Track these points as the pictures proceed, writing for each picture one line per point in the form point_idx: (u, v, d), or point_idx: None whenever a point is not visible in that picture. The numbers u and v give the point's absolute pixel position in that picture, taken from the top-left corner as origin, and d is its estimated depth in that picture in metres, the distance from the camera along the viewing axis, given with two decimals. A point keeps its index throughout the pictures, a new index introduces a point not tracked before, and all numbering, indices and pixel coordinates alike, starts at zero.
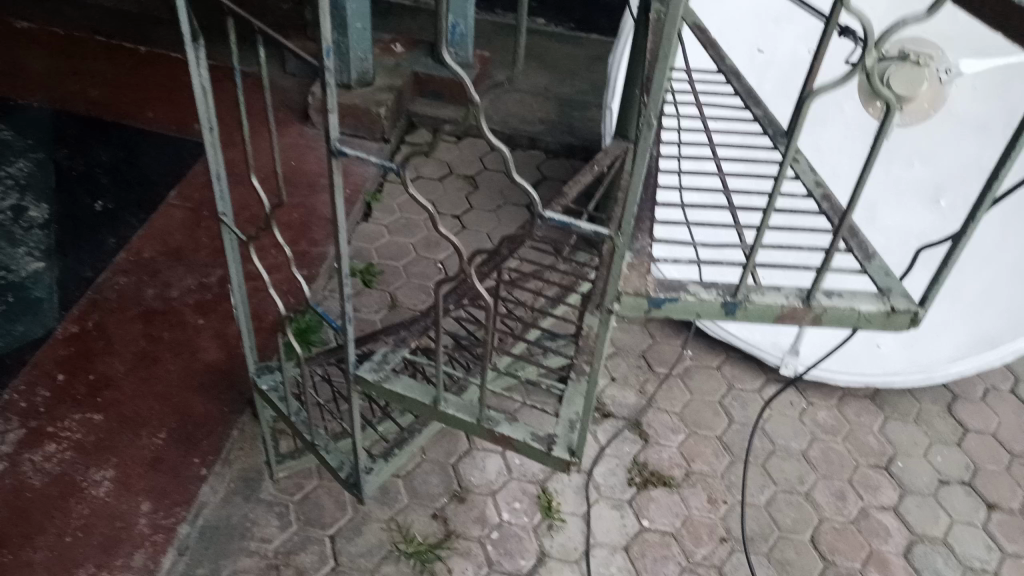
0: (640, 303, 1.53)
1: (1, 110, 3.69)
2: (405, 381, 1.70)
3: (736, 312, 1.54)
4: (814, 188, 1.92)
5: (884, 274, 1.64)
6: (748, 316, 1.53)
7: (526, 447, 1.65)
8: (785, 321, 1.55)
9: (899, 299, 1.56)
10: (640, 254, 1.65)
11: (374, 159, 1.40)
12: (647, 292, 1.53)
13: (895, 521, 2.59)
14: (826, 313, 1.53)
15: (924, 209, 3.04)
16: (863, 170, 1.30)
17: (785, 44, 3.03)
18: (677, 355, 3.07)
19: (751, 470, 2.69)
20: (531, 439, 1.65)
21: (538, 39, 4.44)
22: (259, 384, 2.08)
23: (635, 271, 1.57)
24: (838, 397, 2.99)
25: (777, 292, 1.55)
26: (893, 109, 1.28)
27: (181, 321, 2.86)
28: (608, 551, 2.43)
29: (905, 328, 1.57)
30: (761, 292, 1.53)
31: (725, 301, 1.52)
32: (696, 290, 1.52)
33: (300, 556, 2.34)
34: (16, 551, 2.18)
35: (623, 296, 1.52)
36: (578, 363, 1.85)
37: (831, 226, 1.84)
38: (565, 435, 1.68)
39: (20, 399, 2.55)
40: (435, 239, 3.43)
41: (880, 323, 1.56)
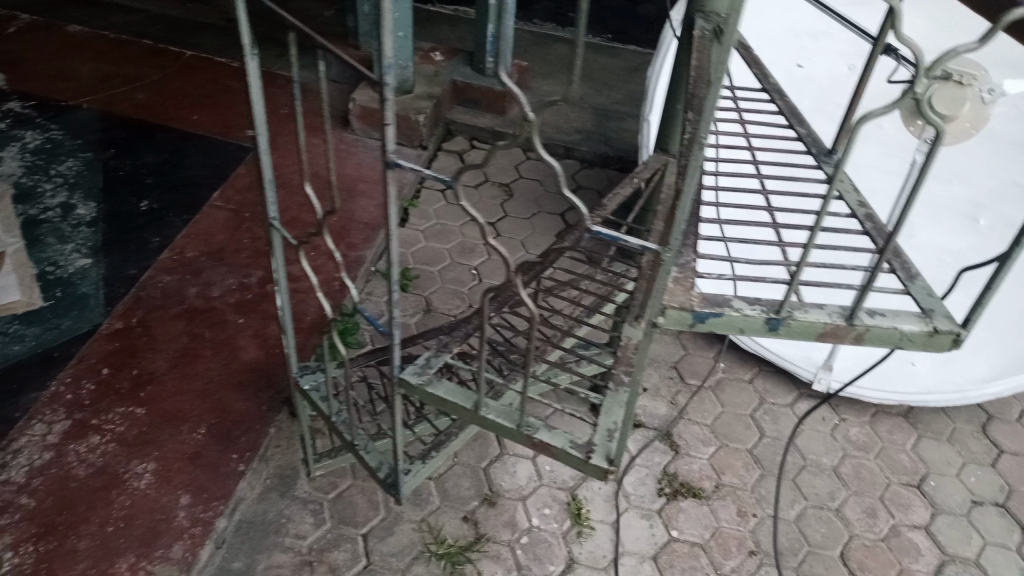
0: (684, 317, 1.55)
1: (52, 111, 3.80)
2: (445, 387, 1.74)
3: (779, 329, 1.57)
4: (858, 209, 1.95)
5: (926, 295, 1.66)
6: (791, 333, 1.56)
7: (565, 454, 1.66)
8: (827, 338, 1.58)
9: (942, 321, 1.58)
10: (686, 267, 1.66)
11: (427, 172, 1.40)
12: (691, 306, 1.55)
13: (927, 540, 2.58)
14: (869, 332, 1.55)
15: (962, 229, 3.02)
16: (913, 190, 1.36)
17: (823, 58, 3.03)
18: (709, 367, 3.08)
19: (781, 484, 2.69)
20: (569, 447, 1.66)
21: (575, 50, 4.50)
22: (302, 384, 2.13)
23: (680, 285, 1.59)
24: (870, 414, 2.98)
25: (819, 309, 1.57)
26: (940, 133, 1.31)
27: (222, 320, 2.92)
28: (637, 560, 2.45)
29: (947, 349, 1.59)
30: (804, 310, 1.56)
31: (768, 317, 1.55)
32: (740, 306, 1.56)
33: (333, 553, 2.38)
34: (61, 539, 2.24)
35: (668, 310, 1.55)
36: (618, 372, 1.84)
37: (875, 246, 1.85)
38: (603, 443, 1.68)
39: (66, 392, 2.62)
40: (470, 246, 3.47)
41: (922, 343, 1.58)
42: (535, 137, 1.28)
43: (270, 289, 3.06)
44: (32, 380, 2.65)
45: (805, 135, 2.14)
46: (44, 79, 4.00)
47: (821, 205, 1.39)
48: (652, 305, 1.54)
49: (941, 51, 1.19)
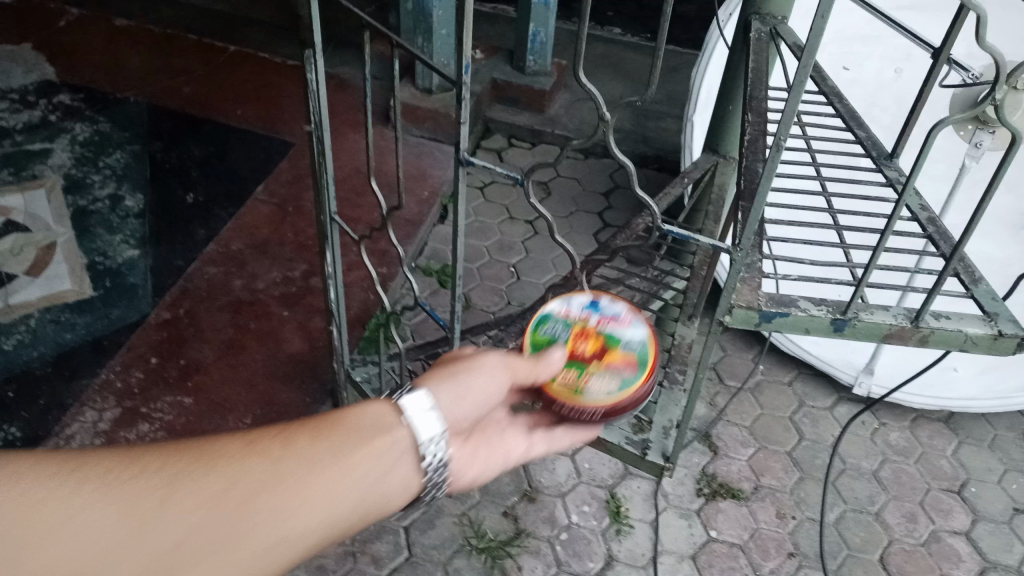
0: (751, 316, 1.56)
1: (101, 103, 3.88)
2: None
3: (844, 329, 1.59)
4: (920, 212, 1.97)
5: (991, 299, 1.66)
6: (857, 334, 1.58)
7: (623, 451, 1.91)
8: (892, 339, 1.60)
9: (1009, 324, 1.58)
10: (751, 268, 1.66)
11: (500, 170, 1.50)
12: (758, 306, 1.56)
13: (967, 546, 2.57)
14: (933, 335, 1.58)
15: (1012, 235, 2.99)
16: (986, 198, 1.47)
17: (872, 63, 3.03)
18: (749, 369, 3.08)
19: (821, 488, 2.69)
20: (627, 445, 1.92)
21: (614, 49, 4.51)
22: (354, 375, 2.31)
23: (747, 285, 1.60)
24: (910, 419, 2.97)
25: (886, 312, 1.59)
26: (1017, 143, 1.39)
27: (267, 312, 2.97)
28: (676, 559, 2.46)
29: (1010, 354, 1.59)
30: (871, 312, 1.58)
31: (835, 318, 1.57)
32: (806, 307, 1.57)
33: (375, 545, 2.42)
34: None
35: (735, 309, 1.56)
36: (672, 372, 2.13)
37: (939, 251, 1.86)
38: (659, 441, 1.94)
39: (116, 379, 2.68)
40: (508, 243, 3.50)
41: (986, 348, 1.58)
42: (611, 141, 1.34)
43: (314, 282, 3.10)
44: (84, 367, 2.70)
45: (865, 138, 2.16)
46: (92, 72, 4.08)
47: (889, 217, 1.48)
48: (720, 304, 1.56)
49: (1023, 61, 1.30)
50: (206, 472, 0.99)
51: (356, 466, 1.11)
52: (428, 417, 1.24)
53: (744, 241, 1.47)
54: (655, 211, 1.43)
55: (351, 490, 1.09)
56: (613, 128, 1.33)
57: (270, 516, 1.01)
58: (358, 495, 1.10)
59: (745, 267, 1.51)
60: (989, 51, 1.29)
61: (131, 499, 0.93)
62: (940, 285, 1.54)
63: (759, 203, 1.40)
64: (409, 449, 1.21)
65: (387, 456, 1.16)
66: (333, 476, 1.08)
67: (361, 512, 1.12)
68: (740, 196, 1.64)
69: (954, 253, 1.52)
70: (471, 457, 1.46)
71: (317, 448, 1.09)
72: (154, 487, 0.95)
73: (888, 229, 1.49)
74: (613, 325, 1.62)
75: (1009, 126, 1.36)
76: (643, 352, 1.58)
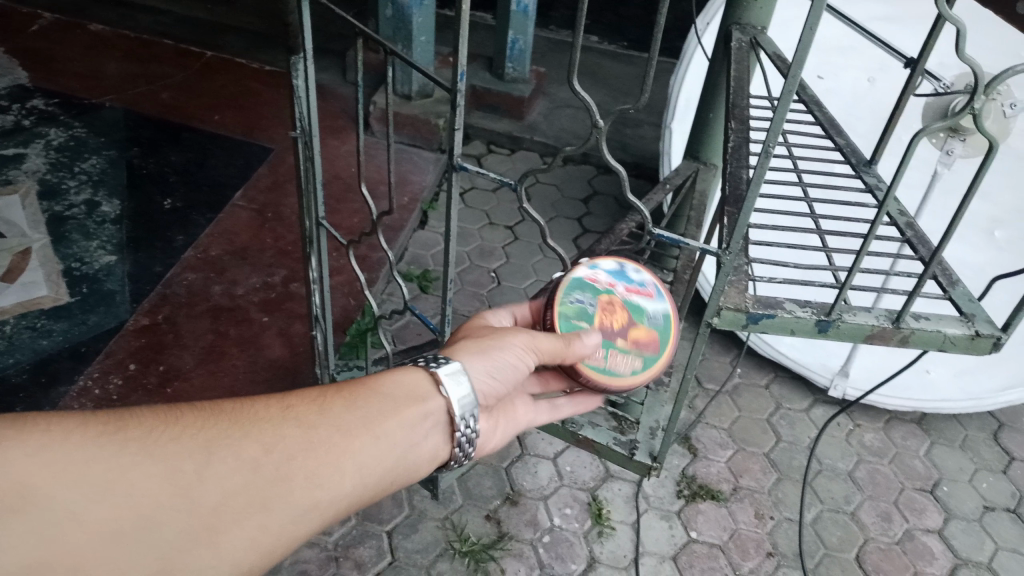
0: (738, 318, 1.60)
1: (76, 109, 3.84)
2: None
3: (827, 330, 1.63)
4: (898, 217, 2.02)
5: (967, 300, 1.71)
6: (841, 335, 1.62)
7: (610, 451, 1.94)
8: (874, 339, 1.64)
9: (985, 323, 1.63)
10: (737, 271, 1.70)
11: (493, 175, 1.51)
12: (745, 308, 1.60)
13: (941, 544, 2.63)
14: (914, 335, 1.62)
15: (980, 241, 3.07)
16: (962, 206, 1.51)
17: (845, 74, 3.10)
18: (727, 372, 3.12)
19: (799, 489, 2.73)
20: (614, 445, 1.94)
21: (591, 58, 4.57)
22: (340, 380, 2.32)
23: (733, 288, 1.63)
24: (885, 421, 3.03)
25: (868, 313, 1.64)
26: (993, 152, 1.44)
27: (248, 318, 2.96)
28: (657, 560, 2.49)
29: (988, 352, 1.64)
30: (853, 313, 1.62)
31: (819, 319, 1.60)
32: (791, 309, 1.61)
33: (358, 549, 2.42)
34: None
35: (723, 311, 1.59)
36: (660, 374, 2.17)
37: (917, 254, 1.91)
38: (646, 441, 1.98)
39: (94, 386, 2.65)
40: (489, 249, 3.52)
41: (964, 347, 1.63)
42: (603, 145, 1.36)
43: (294, 287, 3.10)
44: (62, 373, 2.68)
45: (844, 145, 2.22)
46: (68, 78, 4.04)
47: (871, 222, 1.51)
48: (708, 307, 1.58)
49: (1001, 73, 1.35)
50: (254, 434, 1.15)
51: (385, 432, 1.26)
52: (458, 389, 1.38)
53: (733, 244, 1.50)
54: (647, 215, 1.46)
55: (381, 458, 1.25)
56: (606, 135, 1.36)
57: (305, 475, 1.17)
58: (387, 463, 1.26)
59: (733, 270, 1.54)
60: (969, 62, 1.32)
61: (190, 455, 1.08)
62: (920, 287, 1.58)
63: (747, 210, 1.43)
64: (435, 421, 1.36)
65: (414, 426, 1.31)
66: (356, 444, 1.23)
67: (388, 477, 1.27)
68: (725, 201, 1.67)
69: (933, 256, 1.56)
70: (491, 429, 1.60)
71: (350, 417, 1.25)
72: (202, 448, 1.10)
73: (871, 235, 1.53)
74: (639, 294, 1.62)
75: (987, 134, 1.40)
76: (666, 325, 1.61)
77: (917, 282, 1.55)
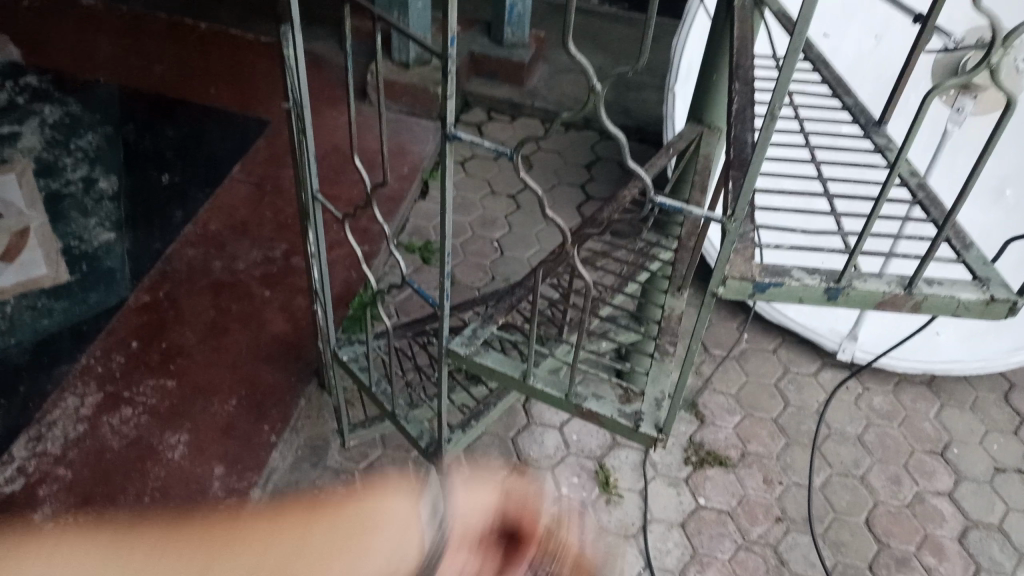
0: (745, 287, 1.56)
1: (70, 85, 3.79)
2: (492, 357, 1.89)
3: (837, 298, 1.59)
4: (911, 178, 1.97)
5: (983, 264, 1.67)
6: (851, 302, 1.58)
7: (615, 422, 1.84)
8: (885, 306, 1.61)
9: (1000, 289, 1.59)
10: (743, 238, 1.65)
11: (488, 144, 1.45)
12: (752, 277, 1.56)
13: (950, 506, 2.61)
14: (927, 301, 1.58)
15: (990, 200, 3.02)
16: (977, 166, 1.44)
17: (852, 31, 3.03)
18: (734, 338, 3.09)
19: (807, 453, 2.72)
20: (619, 416, 1.85)
21: (593, 20, 4.48)
22: (340, 354, 2.28)
23: (739, 255, 1.59)
24: (893, 383, 3.00)
25: (879, 279, 1.60)
26: (1012, 109, 1.38)
27: (249, 293, 2.94)
28: (664, 528, 2.48)
29: (1003, 318, 1.61)
30: (864, 280, 1.58)
31: (828, 287, 1.57)
32: (800, 276, 1.57)
33: None
34: (101, 510, 2.27)
35: (729, 280, 1.55)
36: (663, 344, 2.10)
37: (930, 217, 1.87)
38: (652, 414, 1.87)
39: (96, 365, 2.64)
40: (491, 218, 3.48)
41: (979, 312, 1.60)
42: (602, 110, 1.32)
43: (294, 261, 3.07)
44: (64, 352, 2.66)
45: (852, 105, 2.18)
46: (61, 53, 3.98)
47: (883, 185, 1.46)
48: (714, 276, 1.54)
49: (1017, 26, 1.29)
50: None
51: None
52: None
53: (738, 212, 1.46)
54: (649, 182, 1.44)
55: None
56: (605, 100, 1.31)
57: None
58: None
59: (739, 238, 1.50)
60: (986, 15, 1.26)
61: None
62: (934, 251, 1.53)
63: (752, 174, 1.39)
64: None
65: None
66: None
67: None
68: (728, 165, 1.62)
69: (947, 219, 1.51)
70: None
71: None
72: None
73: (882, 197, 1.48)
74: None
75: (1004, 91, 1.34)
76: None
77: (930, 246, 1.50)
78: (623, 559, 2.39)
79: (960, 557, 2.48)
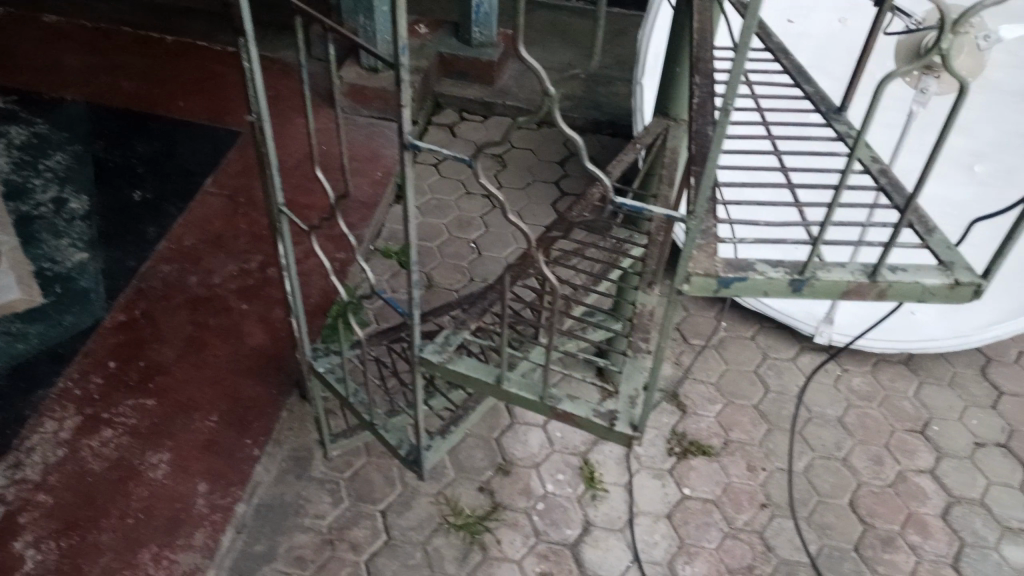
0: (709, 283, 1.58)
1: (37, 105, 3.76)
2: (465, 364, 1.96)
3: (802, 289, 1.61)
4: (872, 164, 2.00)
5: (945, 248, 1.70)
6: (815, 293, 1.60)
7: (590, 422, 1.90)
8: (850, 296, 1.62)
9: (964, 273, 1.61)
10: (707, 234, 1.67)
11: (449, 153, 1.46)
12: (716, 273, 1.58)
13: (933, 483, 2.64)
14: (892, 288, 1.60)
15: (959, 177, 3.05)
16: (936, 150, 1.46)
17: (816, 14, 3.04)
18: (712, 327, 3.10)
19: (789, 437, 2.73)
20: (594, 416, 1.91)
21: (559, 16, 4.48)
22: (316, 367, 2.31)
23: (702, 251, 1.61)
24: (872, 363, 3.03)
25: (842, 268, 1.61)
26: (966, 92, 1.40)
27: (226, 306, 2.93)
28: (650, 519, 2.49)
29: (969, 300, 1.63)
30: (827, 270, 1.60)
31: (793, 279, 1.58)
32: (764, 270, 1.59)
33: (353, 530, 2.41)
34: (84, 533, 2.26)
35: (694, 276, 1.57)
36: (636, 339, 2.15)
37: (893, 203, 1.90)
38: (627, 411, 1.93)
39: (75, 387, 2.62)
40: (466, 219, 3.48)
41: (944, 296, 1.62)
42: (556, 115, 1.37)
43: (270, 271, 3.06)
44: (41, 376, 2.65)
45: (813, 93, 2.22)
46: (27, 73, 3.95)
47: (843, 172, 1.47)
48: (679, 273, 1.56)
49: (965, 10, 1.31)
50: None
51: None
52: None
53: (698, 208, 1.47)
54: (608, 184, 1.44)
55: None
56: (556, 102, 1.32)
57: None
58: None
59: (700, 233, 1.52)
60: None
61: None
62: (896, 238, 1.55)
63: (711, 167, 1.41)
64: None
65: None
66: None
67: None
68: (690, 160, 1.64)
69: (908, 206, 1.52)
70: None
71: None
72: None
73: (842, 185, 1.49)
74: None
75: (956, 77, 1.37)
76: None
77: (892, 234, 1.52)
78: (610, 553, 2.41)
79: (944, 533, 2.50)
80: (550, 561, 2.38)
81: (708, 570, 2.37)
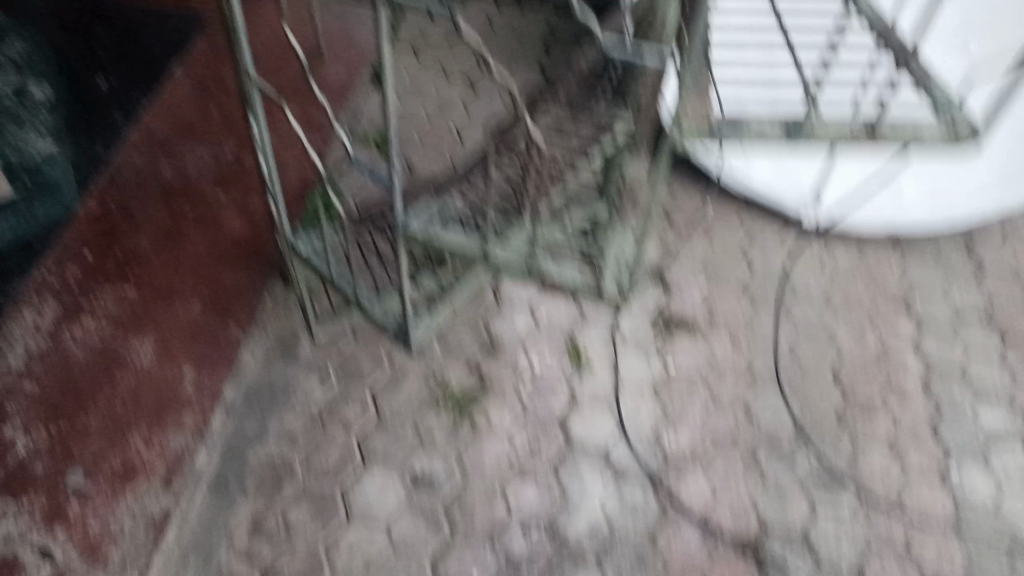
0: (701, 128, 1.74)
1: None
2: (450, 233, 2.07)
3: (801, 136, 1.76)
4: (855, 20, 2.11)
5: (943, 97, 1.86)
6: (822, 139, 1.77)
7: (578, 285, 2.20)
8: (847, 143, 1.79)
9: (928, 115, 2.08)
10: None
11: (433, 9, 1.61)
12: (708, 123, 1.75)
13: (915, 353, 2.72)
14: (888, 136, 1.76)
15: None
16: None
17: None
18: (697, 209, 3.08)
19: (772, 315, 2.77)
20: (582, 282, 2.21)
21: None
22: (298, 248, 2.33)
23: None
24: (857, 241, 3.03)
25: (840, 123, 1.77)
26: None
27: (204, 194, 2.80)
28: (636, 394, 2.56)
29: (971, 142, 1.82)
30: (825, 122, 1.76)
31: (786, 134, 1.72)
32: (760, 126, 1.75)
33: (344, 410, 2.43)
34: (71, 420, 2.16)
35: (687, 129, 1.72)
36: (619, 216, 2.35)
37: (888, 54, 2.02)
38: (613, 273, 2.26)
39: (48, 273, 2.39)
40: (447, 103, 3.39)
41: (946, 142, 1.81)
42: None
43: (245, 157, 2.97)
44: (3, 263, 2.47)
45: None
46: None
47: None
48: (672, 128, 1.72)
49: None
50: None
51: None
52: None
53: None
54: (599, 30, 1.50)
55: None
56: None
57: None
58: None
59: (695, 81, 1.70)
60: None
61: None
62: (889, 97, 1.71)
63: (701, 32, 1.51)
64: None
65: None
66: None
67: None
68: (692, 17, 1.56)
69: None
70: None
71: None
72: None
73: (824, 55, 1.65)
74: None
75: None
76: None
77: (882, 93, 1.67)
78: (598, 427, 2.47)
79: (922, 401, 2.61)
80: (538, 436, 2.44)
81: (692, 440, 2.46)
